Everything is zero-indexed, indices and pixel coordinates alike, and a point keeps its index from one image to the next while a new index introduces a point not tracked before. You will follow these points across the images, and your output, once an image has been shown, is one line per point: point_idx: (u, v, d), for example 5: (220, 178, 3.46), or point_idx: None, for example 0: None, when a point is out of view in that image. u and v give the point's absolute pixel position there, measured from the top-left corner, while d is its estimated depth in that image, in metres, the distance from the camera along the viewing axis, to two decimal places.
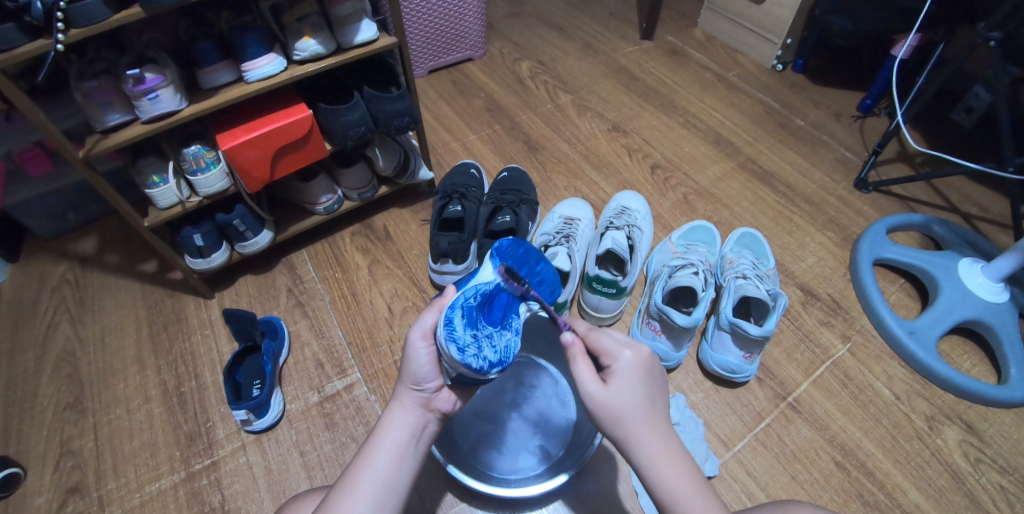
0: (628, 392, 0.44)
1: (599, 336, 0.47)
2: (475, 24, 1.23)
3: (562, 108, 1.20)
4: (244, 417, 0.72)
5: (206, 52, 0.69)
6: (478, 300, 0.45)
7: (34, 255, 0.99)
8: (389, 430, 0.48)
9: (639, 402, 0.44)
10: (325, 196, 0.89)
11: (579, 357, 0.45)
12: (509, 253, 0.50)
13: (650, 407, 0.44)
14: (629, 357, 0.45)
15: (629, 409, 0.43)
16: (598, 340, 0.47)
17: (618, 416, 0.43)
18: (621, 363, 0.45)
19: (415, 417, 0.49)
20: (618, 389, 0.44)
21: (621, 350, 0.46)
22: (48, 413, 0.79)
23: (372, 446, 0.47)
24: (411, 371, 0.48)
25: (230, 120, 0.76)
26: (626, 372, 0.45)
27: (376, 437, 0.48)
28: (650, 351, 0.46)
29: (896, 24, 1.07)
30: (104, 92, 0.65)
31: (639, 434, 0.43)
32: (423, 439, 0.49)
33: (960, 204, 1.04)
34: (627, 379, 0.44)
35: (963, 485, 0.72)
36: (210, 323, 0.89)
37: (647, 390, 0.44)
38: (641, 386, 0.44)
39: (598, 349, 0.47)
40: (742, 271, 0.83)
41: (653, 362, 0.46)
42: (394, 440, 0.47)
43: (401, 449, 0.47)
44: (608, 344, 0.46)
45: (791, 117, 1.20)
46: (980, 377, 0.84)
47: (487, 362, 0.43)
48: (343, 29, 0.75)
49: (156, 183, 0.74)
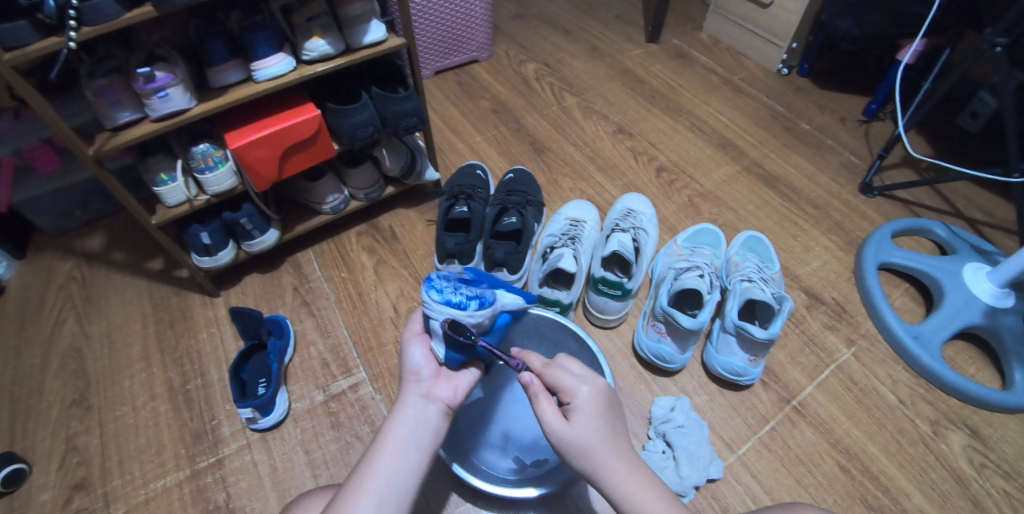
0: (590, 424, 0.45)
1: (557, 372, 0.48)
2: (481, 26, 1.24)
3: (567, 110, 1.20)
4: (249, 416, 0.72)
5: (216, 52, 0.70)
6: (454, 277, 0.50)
7: (40, 252, 1.00)
8: (393, 427, 0.47)
9: (600, 434, 0.45)
10: (331, 195, 0.89)
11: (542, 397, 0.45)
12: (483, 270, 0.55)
13: (610, 436, 0.45)
14: (588, 392, 0.47)
15: (591, 440, 0.44)
16: (556, 376, 0.48)
17: (581, 448, 0.44)
18: (580, 398, 0.46)
19: (417, 411, 0.48)
20: (578, 423, 0.45)
21: (579, 385, 0.47)
22: (53, 409, 0.79)
23: (376, 444, 0.45)
24: (408, 364, 0.50)
25: (238, 119, 0.76)
26: (586, 407, 0.46)
27: (380, 438, 0.46)
28: (605, 383, 0.48)
29: (903, 28, 1.07)
30: (114, 90, 0.65)
31: (603, 466, 0.43)
32: (427, 437, 0.47)
33: (965, 210, 1.04)
34: (586, 413, 0.45)
35: (967, 490, 0.72)
36: (215, 321, 0.89)
37: (607, 420, 0.46)
38: (602, 418, 0.46)
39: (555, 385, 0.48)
40: (747, 274, 0.83)
41: (608, 395, 0.48)
42: (398, 437, 0.46)
43: (402, 444, 0.45)
44: (567, 381, 0.47)
45: (796, 121, 1.20)
46: (985, 382, 0.84)
47: (464, 297, 0.45)
48: (352, 30, 0.76)
49: (165, 181, 0.74)
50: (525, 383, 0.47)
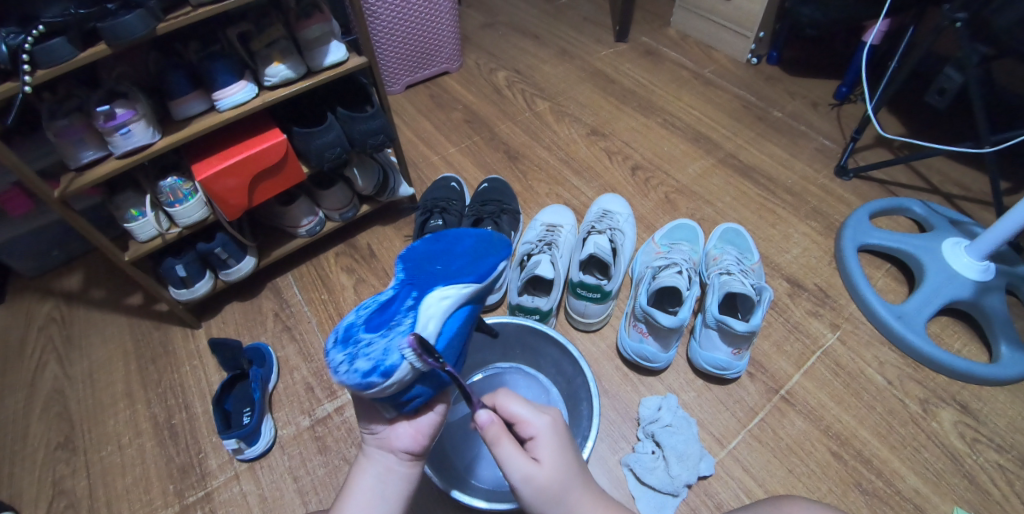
0: (555, 458, 0.44)
1: (510, 405, 0.46)
2: (449, 38, 1.24)
3: (540, 115, 1.21)
4: (234, 447, 0.72)
5: (177, 84, 0.70)
6: (362, 317, 0.40)
7: (19, 295, 0.99)
8: (359, 478, 0.46)
9: (568, 465, 0.44)
10: (306, 218, 0.89)
11: (505, 435, 0.43)
12: (416, 256, 0.47)
13: (574, 469, 0.45)
14: (546, 422, 0.46)
15: (560, 477, 0.43)
16: (511, 408, 0.46)
17: (550, 492, 0.42)
18: (541, 428, 0.45)
19: (380, 460, 0.47)
20: (544, 457, 0.44)
21: (537, 417, 0.46)
22: (39, 453, 0.78)
23: (342, 497, 0.45)
24: (360, 412, 0.47)
25: (205, 150, 0.76)
26: (547, 439, 0.45)
27: (348, 487, 0.46)
28: (557, 411, 0.47)
29: (865, 11, 1.08)
30: (76, 130, 0.65)
31: (574, 503, 0.43)
32: (392, 484, 0.46)
33: (941, 186, 1.05)
34: (550, 447, 0.44)
35: (961, 467, 0.72)
36: (198, 353, 0.88)
37: (569, 454, 0.45)
38: (564, 448, 0.45)
39: (508, 419, 0.46)
40: (726, 266, 0.83)
41: (561, 424, 0.47)
42: (364, 487, 0.45)
43: (368, 496, 0.45)
44: (522, 411, 0.46)
45: (768, 109, 1.21)
46: (971, 356, 0.84)
47: (363, 372, 0.37)
48: (313, 52, 0.76)
49: (135, 216, 0.74)
50: (481, 426, 0.43)
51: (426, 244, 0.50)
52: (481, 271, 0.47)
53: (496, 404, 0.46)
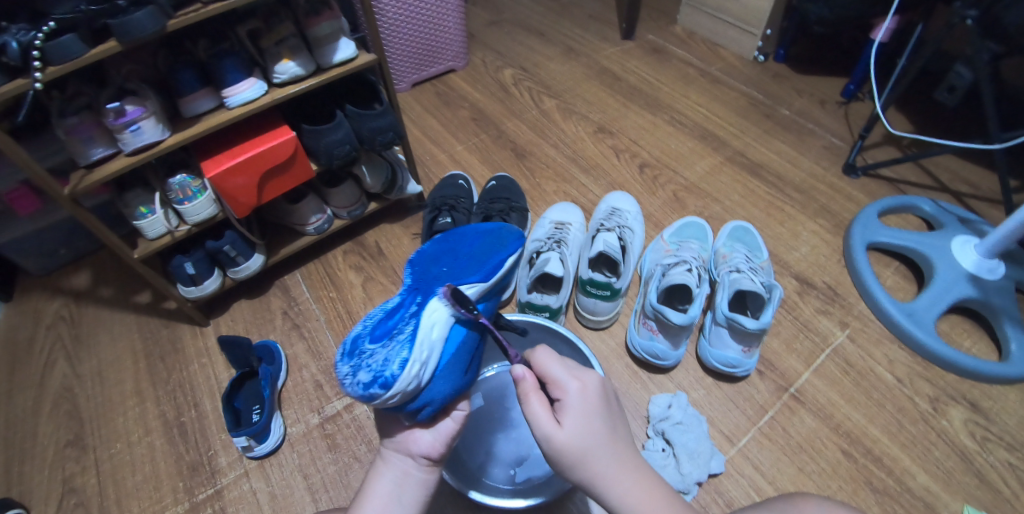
0: (586, 426, 0.43)
1: (547, 362, 0.45)
2: (455, 36, 1.24)
3: (547, 113, 1.20)
4: (244, 444, 0.72)
5: (186, 81, 0.69)
6: (367, 329, 0.41)
7: (27, 293, 0.99)
8: (376, 480, 0.47)
9: (599, 438, 0.43)
10: (314, 216, 0.89)
11: (533, 395, 0.43)
12: (423, 260, 0.47)
13: (610, 439, 0.43)
14: (579, 388, 0.44)
15: (587, 445, 0.42)
16: (546, 366, 0.45)
17: (575, 454, 0.42)
18: (572, 395, 0.44)
19: (397, 464, 0.47)
20: (573, 425, 0.43)
21: (570, 380, 0.45)
22: (49, 451, 0.79)
23: (360, 501, 0.45)
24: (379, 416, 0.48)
25: (214, 147, 0.76)
26: (580, 406, 0.43)
27: (365, 489, 0.47)
28: (598, 377, 0.46)
29: (873, 8, 1.07)
30: (86, 128, 0.65)
31: (602, 473, 0.42)
32: (408, 490, 0.46)
33: (949, 183, 1.04)
34: (582, 416, 0.43)
35: (972, 465, 0.72)
36: (206, 351, 0.88)
37: (605, 422, 0.44)
38: (598, 418, 0.44)
39: (544, 377, 0.46)
40: (735, 264, 0.82)
41: (601, 390, 0.45)
42: (381, 491, 0.46)
43: (382, 501, 0.45)
44: (557, 372, 0.45)
45: (775, 107, 1.20)
46: (981, 354, 0.83)
47: (365, 382, 0.36)
48: (322, 50, 0.76)
49: (144, 214, 0.74)
50: (516, 379, 0.44)
51: (433, 247, 0.49)
52: (485, 269, 0.46)
53: (531, 358, 0.46)
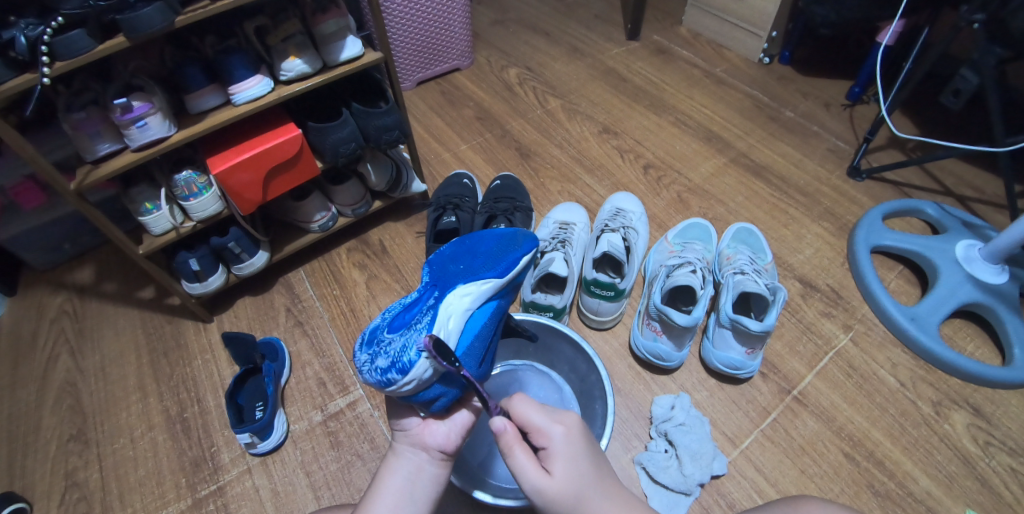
0: (572, 470, 0.43)
1: (526, 411, 0.45)
2: (461, 34, 1.24)
3: (552, 113, 1.20)
4: (247, 441, 0.72)
5: (193, 78, 0.69)
6: (386, 319, 0.43)
7: (31, 288, 0.99)
8: (387, 475, 0.47)
9: (586, 477, 0.43)
10: (319, 213, 0.89)
11: (517, 449, 0.42)
12: (441, 258, 0.49)
13: (597, 477, 0.43)
14: (563, 432, 0.44)
15: (577, 487, 0.42)
16: (526, 416, 0.45)
17: (568, 500, 0.41)
18: (556, 439, 0.44)
19: (409, 459, 0.47)
20: (560, 472, 0.42)
21: (553, 425, 0.44)
22: (51, 445, 0.79)
23: (371, 496, 0.45)
24: (393, 410, 0.49)
25: (220, 143, 0.76)
26: (564, 450, 0.43)
27: (376, 486, 0.46)
28: (578, 416, 0.46)
29: (880, 11, 1.07)
30: (92, 123, 0.65)
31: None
32: (420, 485, 0.46)
33: (954, 187, 1.04)
34: (567, 459, 0.43)
35: (973, 470, 0.72)
36: (210, 347, 0.88)
37: (591, 461, 0.44)
38: (583, 459, 0.43)
39: (525, 427, 0.45)
40: (739, 266, 0.82)
41: (583, 430, 0.46)
42: (393, 486, 0.45)
43: (396, 495, 0.45)
44: (539, 420, 0.44)
45: (780, 109, 1.20)
46: (984, 359, 0.83)
47: (383, 369, 0.38)
48: (329, 47, 0.76)
49: (150, 209, 0.74)
50: (497, 432, 0.42)
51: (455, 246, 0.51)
52: (502, 265, 0.46)
53: (509, 409, 0.45)
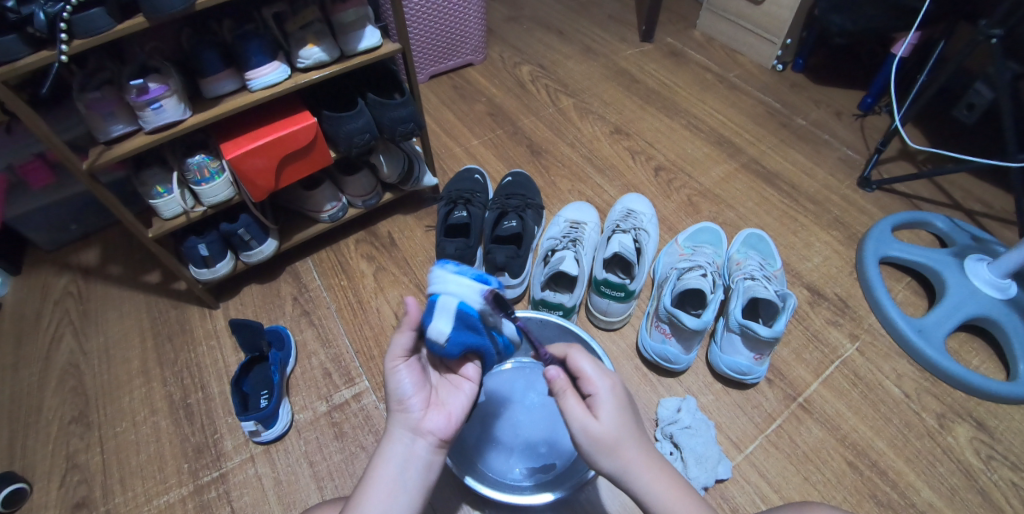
0: (617, 418, 0.44)
1: (579, 361, 0.46)
2: (475, 29, 1.23)
3: (563, 111, 1.20)
4: (251, 429, 0.71)
5: (210, 62, 0.69)
6: None
7: (36, 268, 0.99)
8: (380, 465, 0.44)
9: (627, 428, 0.44)
10: (329, 204, 0.88)
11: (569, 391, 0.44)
12: None
13: (637, 430, 0.45)
14: (610, 385, 0.46)
15: (620, 434, 0.43)
16: (579, 364, 0.46)
17: (609, 445, 0.43)
18: (603, 390, 0.45)
19: (405, 445, 0.45)
20: (604, 418, 0.44)
21: (601, 377, 0.46)
22: (53, 426, 0.78)
23: (365, 486, 0.43)
24: (395, 392, 0.47)
25: (234, 129, 0.75)
26: (611, 400, 0.45)
27: (370, 474, 0.44)
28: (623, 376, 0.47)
29: (896, 22, 1.07)
30: (107, 103, 0.65)
31: (633, 462, 0.43)
32: (416, 473, 0.45)
33: (963, 201, 1.04)
34: (613, 408, 0.44)
35: (976, 483, 0.72)
36: (215, 334, 0.88)
37: (632, 415, 0.45)
38: (626, 412, 0.45)
39: (575, 376, 0.47)
40: (749, 272, 0.82)
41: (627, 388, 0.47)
42: (387, 477, 0.43)
43: (391, 485, 0.43)
44: (589, 370, 0.46)
45: (792, 116, 1.20)
46: (989, 373, 0.84)
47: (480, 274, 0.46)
48: (347, 36, 0.75)
49: (161, 193, 0.73)
50: (551, 378, 0.46)
51: None
52: None
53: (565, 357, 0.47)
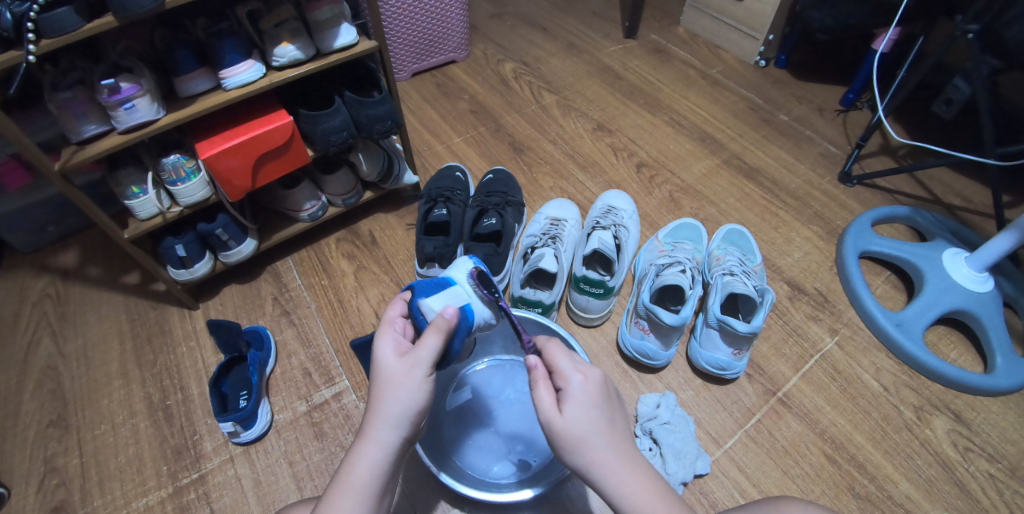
0: (585, 416, 0.43)
1: (557, 355, 0.46)
2: (457, 27, 1.23)
3: (546, 108, 1.20)
4: (230, 430, 0.71)
5: (183, 61, 0.68)
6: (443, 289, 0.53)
7: (14, 270, 0.98)
8: (360, 469, 0.43)
9: (596, 427, 0.43)
10: (308, 203, 0.88)
11: (541, 383, 0.44)
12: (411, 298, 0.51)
13: (608, 430, 0.44)
14: (583, 381, 0.45)
15: (585, 433, 0.43)
16: (555, 358, 0.46)
17: (573, 441, 0.43)
18: (574, 386, 0.44)
19: (393, 456, 0.44)
20: (572, 415, 0.43)
21: (574, 373, 0.45)
22: (31, 430, 0.78)
23: (345, 489, 0.42)
24: (403, 403, 0.43)
25: (209, 129, 0.75)
26: (581, 398, 0.44)
27: (348, 473, 0.43)
28: (603, 373, 0.46)
29: (876, 18, 1.07)
30: (78, 103, 0.64)
31: (599, 460, 0.43)
32: (393, 477, 0.45)
33: (942, 195, 1.05)
34: (581, 406, 0.43)
35: (952, 475, 0.73)
36: (195, 334, 0.87)
37: (605, 413, 0.44)
38: (598, 410, 0.44)
39: (552, 369, 0.46)
40: (728, 267, 0.83)
41: (607, 385, 0.46)
42: (368, 488, 0.42)
43: (372, 493, 0.42)
44: (564, 365, 0.46)
45: (774, 112, 1.21)
46: (967, 366, 0.84)
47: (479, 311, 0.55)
48: (322, 34, 0.75)
49: (136, 194, 0.73)
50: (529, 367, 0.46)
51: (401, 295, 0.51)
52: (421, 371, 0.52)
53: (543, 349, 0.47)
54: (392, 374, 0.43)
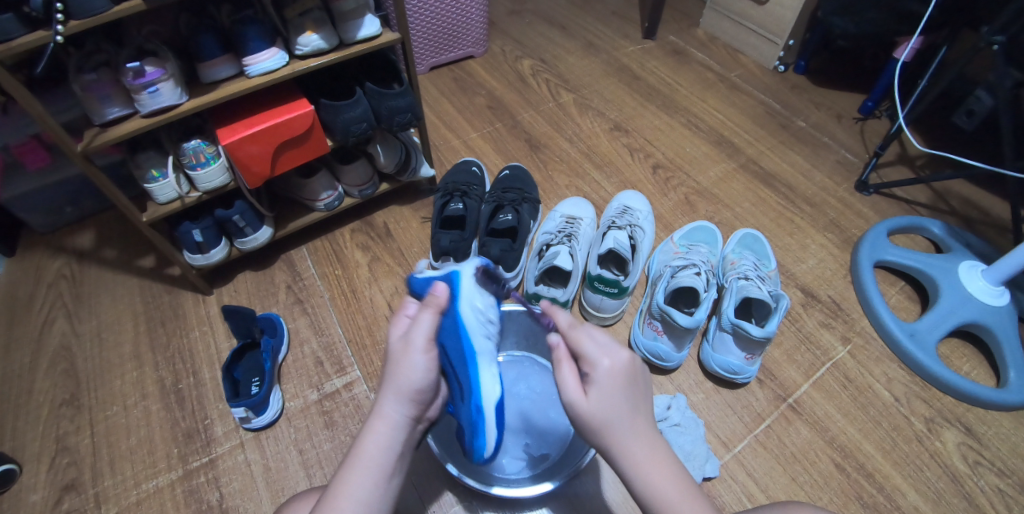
0: (609, 401, 0.43)
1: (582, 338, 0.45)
2: (476, 22, 1.23)
3: (563, 106, 1.20)
4: (242, 415, 0.71)
5: (207, 47, 0.68)
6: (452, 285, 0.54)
7: (30, 249, 0.99)
8: (370, 445, 0.43)
9: (620, 413, 0.43)
10: (325, 192, 0.88)
11: (565, 365, 0.44)
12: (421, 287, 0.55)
13: (631, 414, 0.43)
14: (609, 367, 0.43)
15: (609, 417, 0.43)
16: (579, 341, 0.45)
17: (598, 424, 0.43)
18: (600, 371, 0.43)
19: (402, 432, 0.44)
20: (598, 399, 0.43)
21: (600, 358, 0.44)
22: (43, 409, 0.78)
23: (355, 463, 0.42)
24: (402, 376, 0.44)
25: (230, 116, 0.75)
26: (605, 384, 0.43)
27: (358, 450, 0.43)
28: (630, 357, 0.44)
29: (899, 26, 1.06)
30: (103, 85, 0.64)
31: (620, 443, 0.43)
32: (405, 453, 0.45)
33: (960, 208, 1.04)
34: (606, 389, 0.43)
35: (962, 487, 0.73)
36: (208, 320, 0.88)
37: (629, 399, 0.43)
38: (622, 395, 0.43)
39: (578, 351, 0.45)
40: (743, 272, 0.82)
41: (635, 369, 0.45)
42: (376, 463, 0.42)
43: (384, 470, 0.42)
44: (589, 349, 0.44)
45: (792, 118, 1.20)
46: (979, 379, 0.84)
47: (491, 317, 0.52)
48: (346, 24, 0.75)
49: (156, 177, 0.73)
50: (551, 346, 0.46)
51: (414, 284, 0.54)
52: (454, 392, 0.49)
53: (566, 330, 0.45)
54: (393, 351, 0.45)
